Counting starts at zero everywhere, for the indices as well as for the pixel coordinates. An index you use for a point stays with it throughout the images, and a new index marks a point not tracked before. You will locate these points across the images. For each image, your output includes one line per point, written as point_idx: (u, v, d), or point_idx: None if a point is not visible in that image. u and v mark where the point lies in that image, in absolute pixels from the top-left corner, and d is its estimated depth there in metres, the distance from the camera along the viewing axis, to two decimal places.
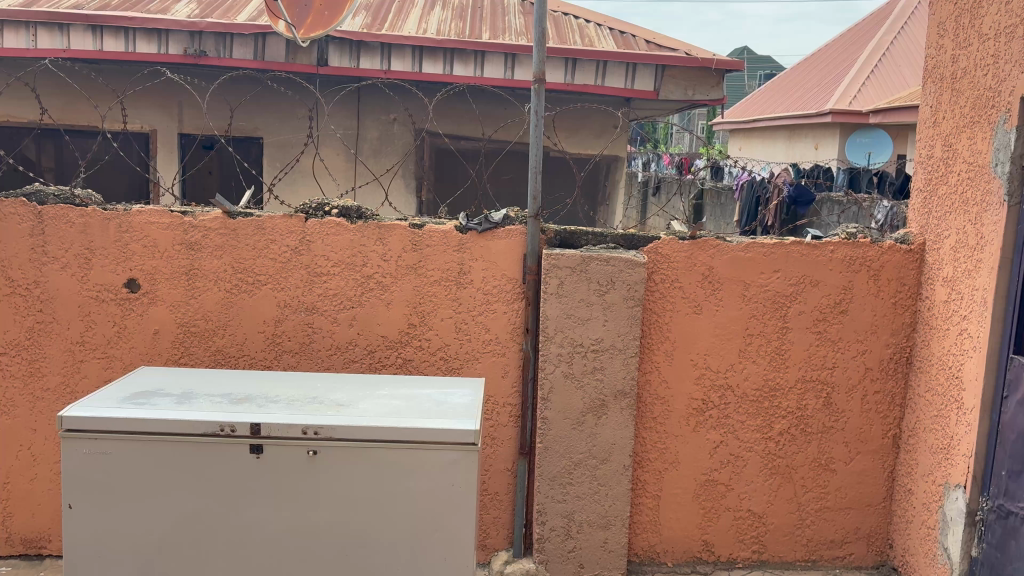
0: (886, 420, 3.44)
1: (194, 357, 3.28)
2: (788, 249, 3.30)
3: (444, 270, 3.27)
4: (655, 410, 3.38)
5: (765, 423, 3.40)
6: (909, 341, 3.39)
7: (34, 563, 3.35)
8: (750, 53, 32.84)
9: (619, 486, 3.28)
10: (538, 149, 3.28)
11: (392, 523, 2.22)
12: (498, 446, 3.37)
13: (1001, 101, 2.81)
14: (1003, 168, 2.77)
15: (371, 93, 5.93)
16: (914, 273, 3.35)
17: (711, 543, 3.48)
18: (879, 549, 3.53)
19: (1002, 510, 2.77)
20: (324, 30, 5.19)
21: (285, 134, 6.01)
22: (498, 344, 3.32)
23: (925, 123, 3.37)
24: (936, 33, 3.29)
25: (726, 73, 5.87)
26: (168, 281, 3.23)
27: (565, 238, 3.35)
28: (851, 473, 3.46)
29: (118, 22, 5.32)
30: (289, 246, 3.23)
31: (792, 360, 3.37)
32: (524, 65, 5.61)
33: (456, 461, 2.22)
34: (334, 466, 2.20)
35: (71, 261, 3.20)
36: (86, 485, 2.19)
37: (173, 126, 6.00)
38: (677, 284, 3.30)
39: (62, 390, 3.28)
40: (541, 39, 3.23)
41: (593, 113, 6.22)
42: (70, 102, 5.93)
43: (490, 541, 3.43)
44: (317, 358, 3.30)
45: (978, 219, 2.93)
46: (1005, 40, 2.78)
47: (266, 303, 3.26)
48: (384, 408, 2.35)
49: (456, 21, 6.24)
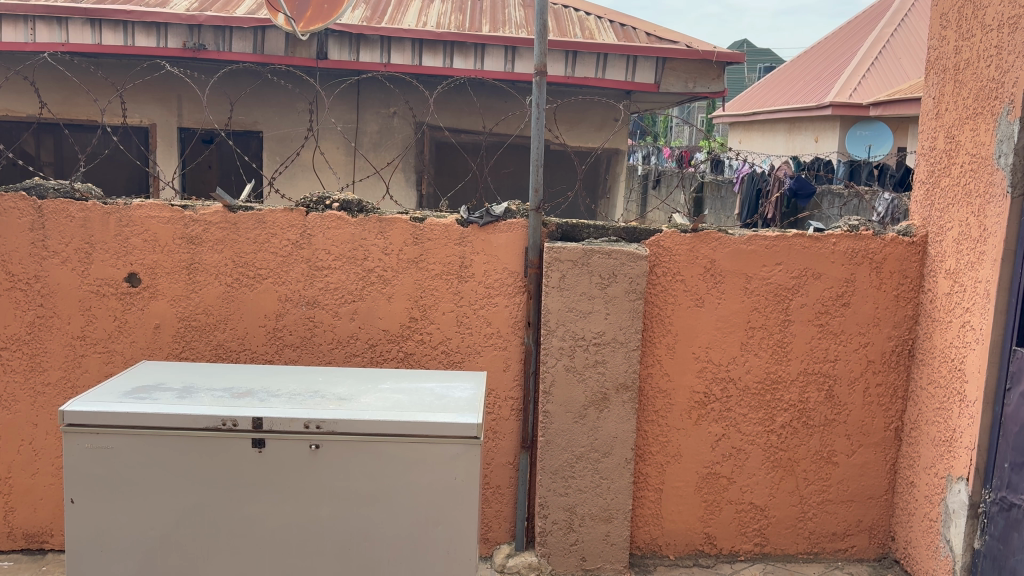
0: (888, 413, 3.43)
1: (194, 352, 3.28)
2: (791, 242, 3.29)
3: (446, 264, 3.26)
4: (657, 403, 3.38)
5: (767, 416, 3.40)
6: (911, 333, 3.38)
7: (37, 557, 3.35)
8: (750, 47, 32.81)
9: (620, 479, 3.27)
10: (540, 143, 3.25)
11: (396, 517, 2.22)
12: (501, 439, 3.37)
13: (1004, 93, 2.80)
14: (1005, 160, 2.77)
15: (371, 86, 5.92)
16: (916, 265, 3.33)
17: (713, 536, 3.49)
18: (881, 542, 3.53)
19: (1005, 502, 2.76)
20: (322, 23, 5.38)
21: (284, 127, 5.99)
22: (499, 337, 3.31)
23: (927, 116, 3.35)
24: (940, 23, 3.27)
25: (727, 65, 5.87)
26: (169, 275, 3.22)
27: (566, 231, 3.33)
28: (854, 466, 3.46)
29: (116, 16, 5.28)
30: (290, 240, 3.22)
31: (795, 353, 3.37)
32: (524, 58, 5.62)
33: (460, 455, 2.21)
34: (335, 461, 2.20)
35: (71, 256, 3.19)
36: (87, 480, 2.18)
37: (173, 120, 5.99)
38: (679, 277, 3.29)
39: (62, 385, 3.28)
40: (542, 30, 3.18)
41: (593, 106, 6.22)
42: (69, 96, 5.92)
43: (491, 534, 3.44)
44: (319, 352, 3.30)
45: (981, 210, 2.92)
46: (1008, 32, 2.77)
47: (267, 298, 3.25)
48: (386, 402, 2.35)
49: (456, 14, 6.23)
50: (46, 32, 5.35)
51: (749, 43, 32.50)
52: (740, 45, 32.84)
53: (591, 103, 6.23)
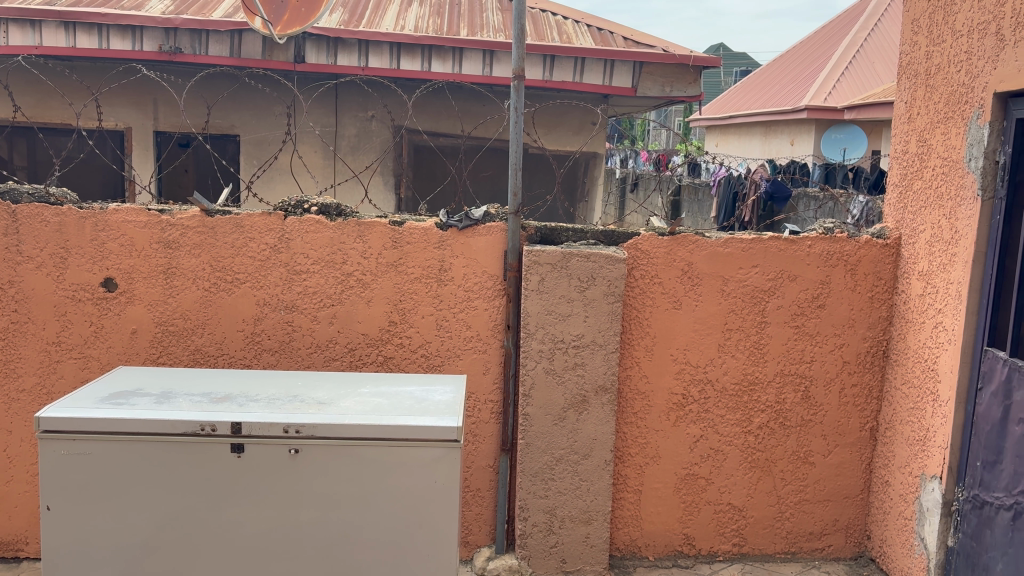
0: (864, 414, 3.48)
1: (173, 357, 3.26)
2: (767, 245, 3.32)
3: (425, 268, 3.26)
4: (636, 405, 3.40)
5: (745, 417, 3.43)
6: (886, 334, 3.43)
7: (11, 566, 3.31)
8: (727, 51, 33.12)
9: (600, 481, 3.29)
10: (518, 146, 3.26)
11: (378, 520, 2.22)
12: (481, 442, 3.38)
13: (974, 97, 2.85)
14: (976, 163, 2.81)
15: (349, 91, 5.92)
16: (890, 266, 3.38)
17: (692, 536, 3.51)
18: (857, 541, 3.58)
19: (977, 500, 2.81)
20: (300, 26, 5.28)
21: (261, 131, 5.97)
22: (479, 340, 3.32)
23: (900, 120, 3.40)
24: (911, 29, 3.33)
25: (703, 70, 5.92)
26: (146, 280, 3.20)
27: (545, 234, 3.35)
28: (829, 465, 3.50)
29: (91, 18, 5.23)
30: (268, 244, 3.21)
31: (771, 354, 3.40)
32: (503, 62, 5.63)
33: (440, 458, 2.22)
34: (315, 465, 2.20)
35: (46, 261, 3.16)
36: (62, 486, 2.16)
37: (149, 124, 5.95)
38: (657, 280, 3.31)
39: (37, 391, 3.24)
40: (520, 35, 3.20)
41: (571, 110, 6.25)
42: (43, 99, 5.88)
43: (472, 537, 3.44)
44: (298, 357, 3.29)
45: (952, 213, 2.97)
46: (978, 37, 2.82)
47: (246, 302, 3.24)
48: (365, 405, 2.35)
49: (433, 17, 6.23)
50: (19, 35, 5.32)
51: (726, 47, 32.79)
52: (717, 48, 33.09)
53: (568, 107, 6.26)
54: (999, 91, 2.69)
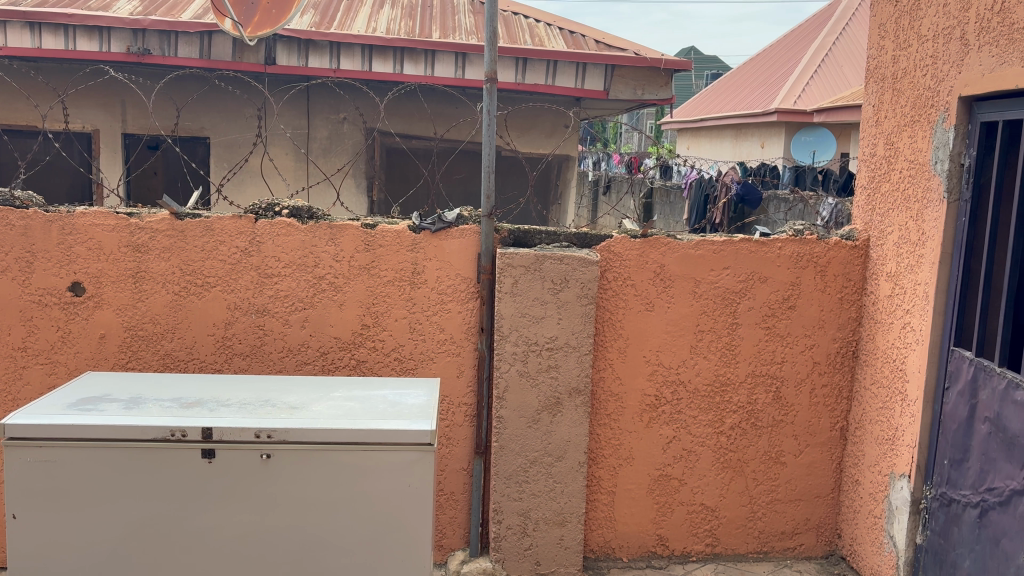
0: (834, 414, 3.52)
1: (142, 362, 3.22)
2: (738, 247, 3.35)
3: (398, 270, 3.25)
4: (609, 407, 3.41)
5: (717, 417, 3.46)
6: (855, 334, 3.47)
7: None
8: (698, 54, 33.38)
9: (574, 483, 3.29)
10: (491, 149, 3.26)
11: (351, 524, 2.21)
12: (455, 446, 3.38)
13: (940, 101, 2.89)
14: (942, 166, 2.86)
15: (321, 93, 5.89)
16: (859, 268, 3.42)
17: (665, 537, 3.53)
18: (828, 539, 3.62)
19: (945, 497, 2.85)
20: (272, 28, 5.19)
21: (232, 134, 5.92)
22: (453, 343, 3.31)
23: (868, 123, 3.44)
24: (878, 33, 3.37)
25: (675, 73, 5.96)
26: (114, 284, 3.16)
27: (518, 237, 3.35)
28: (801, 465, 3.53)
29: (57, 19, 5.16)
30: (239, 247, 3.18)
31: (742, 356, 3.43)
32: (475, 65, 5.63)
33: (414, 462, 2.21)
34: (287, 469, 2.18)
35: (12, 265, 3.11)
36: (29, 493, 2.13)
37: (117, 126, 5.88)
38: (630, 282, 3.32)
39: (3, 397, 3.20)
40: (492, 37, 3.20)
41: (543, 113, 6.26)
42: (8, 101, 5.78)
43: (446, 541, 3.43)
44: (269, 360, 3.26)
45: (919, 215, 3.01)
46: (943, 42, 2.87)
47: (216, 306, 3.20)
48: (338, 409, 2.34)
49: (405, 19, 6.22)
50: None
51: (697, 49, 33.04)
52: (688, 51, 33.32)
53: (541, 109, 6.27)
54: (964, 95, 2.73)
